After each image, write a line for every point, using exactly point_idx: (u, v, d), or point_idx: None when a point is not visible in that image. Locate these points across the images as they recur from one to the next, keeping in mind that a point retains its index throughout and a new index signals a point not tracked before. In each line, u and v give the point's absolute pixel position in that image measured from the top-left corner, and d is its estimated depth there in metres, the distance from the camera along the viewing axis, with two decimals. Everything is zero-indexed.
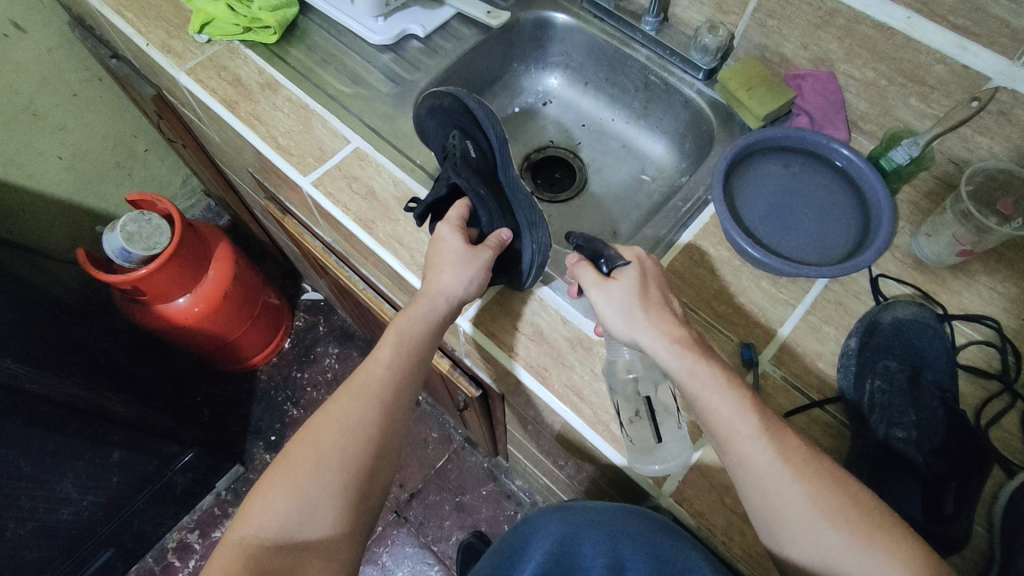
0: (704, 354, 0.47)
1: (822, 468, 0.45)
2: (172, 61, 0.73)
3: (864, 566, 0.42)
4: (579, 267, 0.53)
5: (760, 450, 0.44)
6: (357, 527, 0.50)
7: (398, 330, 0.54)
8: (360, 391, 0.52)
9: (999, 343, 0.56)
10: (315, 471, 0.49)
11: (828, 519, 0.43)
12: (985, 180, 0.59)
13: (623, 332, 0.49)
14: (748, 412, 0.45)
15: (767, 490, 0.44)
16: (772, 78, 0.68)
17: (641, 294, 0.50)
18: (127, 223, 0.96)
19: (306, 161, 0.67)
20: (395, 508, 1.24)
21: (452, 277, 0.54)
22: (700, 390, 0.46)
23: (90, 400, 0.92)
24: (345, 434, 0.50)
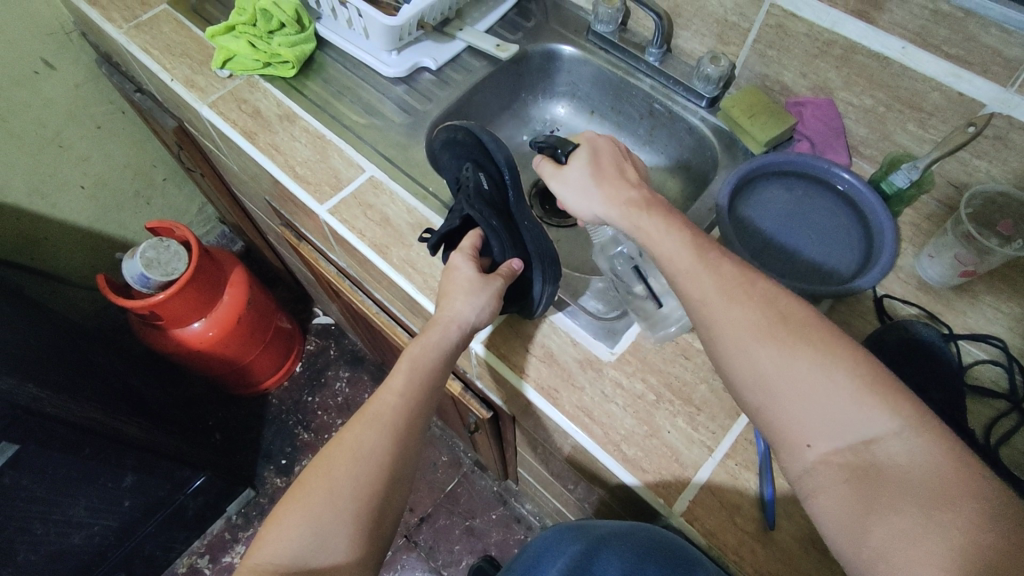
0: (648, 206, 0.54)
1: (783, 313, 0.45)
2: (194, 95, 0.77)
3: (794, 374, 0.43)
4: (542, 164, 0.63)
5: (692, 281, 0.48)
6: (370, 554, 0.50)
7: (411, 358, 0.56)
8: (373, 420, 0.53)
9: (1006, 363, 0.57)
10: (329, 498, 0.49)
11: (756, 338, 0.45)
12: (985, 203, 0.61)
13: (584, 209, 0.59)
14: (688, 251, 0.50)
15: (700, 316, 0.47)
16: (774, 106, 0.70)
17: (592, 170, 0.59)
18: (147, 249, 0.99)
19: (322, 189, 0.69)
20: (404, 532, 1.23)
21: (464, 305, 0.56)
22: (655, 246, 0.52)
23: (106, 424, 0.93)
24: (358, 462, 0.51)
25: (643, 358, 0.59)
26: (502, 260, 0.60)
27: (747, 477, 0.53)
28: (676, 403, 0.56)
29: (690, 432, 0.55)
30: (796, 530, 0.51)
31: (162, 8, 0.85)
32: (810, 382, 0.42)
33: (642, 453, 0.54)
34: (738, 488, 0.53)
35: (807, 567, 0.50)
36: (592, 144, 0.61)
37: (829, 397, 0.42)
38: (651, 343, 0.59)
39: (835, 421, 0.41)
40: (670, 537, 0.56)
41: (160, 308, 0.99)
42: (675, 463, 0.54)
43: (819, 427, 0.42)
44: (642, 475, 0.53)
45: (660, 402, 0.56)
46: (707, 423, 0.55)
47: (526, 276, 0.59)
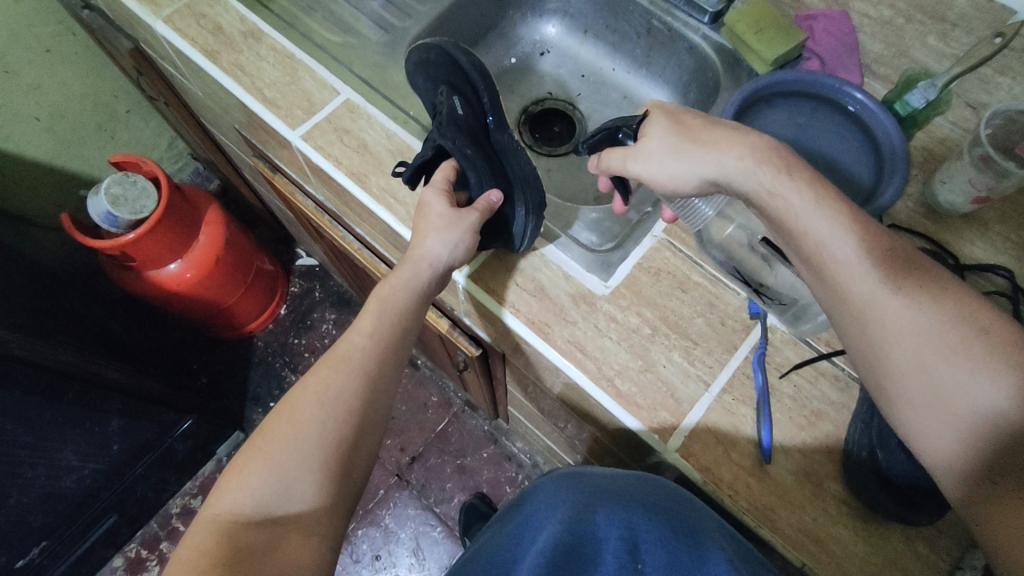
0: (782, 161, 0.44)
1: (940, 293, 0.39)
2: (147, 9, 0.69)
3: (975, 396, 0.37)
4: (608, 156, 0.52)
5: (860, 275, 0.40)
6: (339, 500, 0.48)
7: (380, 299, 0.53)
8: (341, 362, 0.51)
9: (1012, 293, 0.55)
10: (294, 444, 0.47)
11: (936, 350, 0.38)
12: (1005, 122, 0.56)
13: (686, 175, 0.47)
14: (852, 240, 0.40)
15: (863, 318, 0.40)
16: (782, 20, 0.64)
17: (677, 129, 0.48)
18: (112, 186, 0.93)
19: (294, 113, 0.64)
20: (396, 471, 1.24)
21: (437, 242, 0.52)
22: (783, 206, 0.42)
23: (84, 367, 0.90)
24: (326, 406, 0.49)
25: (639, 291, 0.56)
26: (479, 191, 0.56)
27: (744, 412, 0.51)
28: (673, 337, 0.54)
29: (686, 366, 0.53)
30: (792, 464, 0.50)
31: None
32: (957, 378, 0.38)
33: (636, 389, 0.52)
34: (734, 422, 0.51)
35: (802, 500, 0.49)
36: (659, 108, 0.51)
37: (980, 401, 0.37)
38: (646, 276, 0.56)
39: (977, 423, 0.37)
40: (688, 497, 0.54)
41: (132, 248, 0.95)
42: (671, 400, 0.52)
43: (952, 424, 0.38)
44: (635, 409, 0.52)
45: (656, 336, 0.54)
46: (704, 357, 0.53)
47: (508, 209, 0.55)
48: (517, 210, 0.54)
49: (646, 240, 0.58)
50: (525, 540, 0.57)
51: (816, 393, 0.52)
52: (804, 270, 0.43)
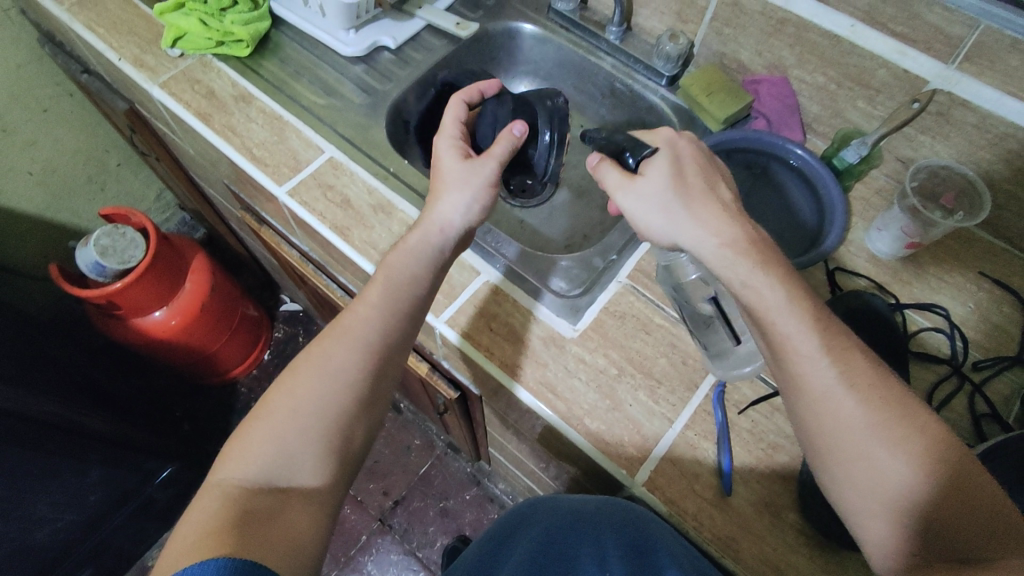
0: (758, 256, 0.45)
1: (891, 394, 0.42)
2: (144, 75, 0.74)
3: (912, 488, 0.40)
4: (603, 168, 0.53)
5: (821, 371, 0.42)
6: (339, 474, 0.49)
7: (387, 268, 0.53)
8: (343, 335, 0.51)
9: (948, 330, 0.60)
10: (294, 417, 0.47)
11: (884, 442, 0.41)
12: (929, 176, 0.63)
13: (665, 232, 0.50)
14: (814, 335, 0.43)
15: (817, 407, 0.42)
16: (731, 83, 0.71)
17: (676, 187, 0.49)
18: (101, 237, 0.96)
19: (281, 171, 0.68)
20: (379, 516, 1.24)
21: (452, 201, 0.55)
22: (756, 298, 0.45)
23: (66, 417, 0.92)
24: (327, 379, 0.49)
25: (606, 333, 0.60)
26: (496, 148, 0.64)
27: (706, 446, 0.55)
28: (638, 377, 0.58)
29: (651, 405, 0.56)
30: (751, 495, 0.53)
31: None
32: (902, 474, 0.40)
33: (604, 426, 0.56)
34: (696, 456, 0.54)
35: (762, 530, 0.52)
36: (672, 148, 0.52)
37: (918, 497, 0.40)
38: (612, 319, 0.61)
39: (912, 515, 0.40)
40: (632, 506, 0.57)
41: (117, 297, 0.97)
42: (637, 436, 0.55)
43: (892, 514, 0.40)
44: (604, 447, 0.55)
45: (622, 376, 0.58)
46: (668, 396, 0.57)
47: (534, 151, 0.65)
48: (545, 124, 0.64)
49: (612, 285, 0.62)
50: (501, 556, 0.64)
51: (771, 427, 0.56)
52: (769, 358, 0.46)
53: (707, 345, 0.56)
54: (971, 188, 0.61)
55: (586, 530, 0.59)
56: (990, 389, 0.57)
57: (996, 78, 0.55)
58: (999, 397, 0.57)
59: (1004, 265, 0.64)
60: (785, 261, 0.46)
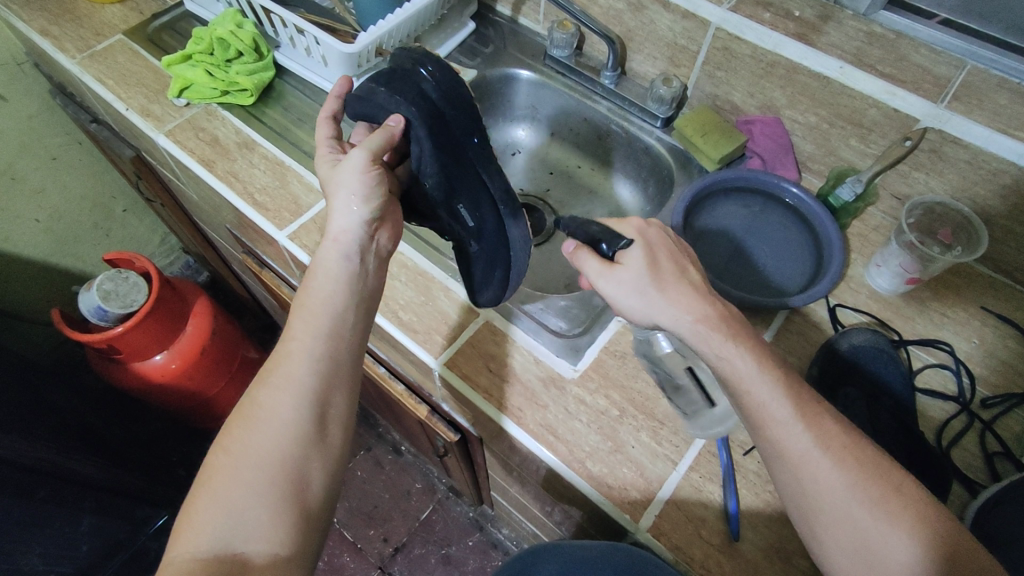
0: (730, 329, 0.46)
1: (863, 454, 0.43)
2: (150, 124, 0.76)
3: (896, 550, 0.41)
4: (581, 256, 0.52)
5: (797, 436, 0.43)
6: (303, 521, 0.45)
7: (303, 298, 0.51)
8: (269, 378, 0.48)
9: (953, 366, 0.59)
10: (234, 473, 0.43)
11: (865, 505, 0.41)
12: (925, 213, 0.63)
13: (641, 316, 0.49)
14: (788, 403, 0.44)
15: (797, 474, 0.43)
16: (725, 124, 0.72)
17: (652, 272, 0.49)
18: (104, 282, 0.97)
19: (282, 215, 0.69)
20: (380, 564, 1.20)
21: (340, 205, 0.53)
22: (729, 369, 0.45)
23: (58, 464, 0.90)
24: (266, 426, 0.45)
25: (606, 374, 0.59)
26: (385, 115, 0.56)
27: (711, 489, 0.53)
28: (640, 417, 0.57)
29: (653, 447, 0.55)
30: (760, 540, 0.51)
31: (118, 37, 0.84)
32: (881, 533, 0.41)
33: (607, 469, 0.54)
34: (702, 500, 0.53)
35: None
36: (644, 237, 0.51)
37: (897, 555, 0.40)
38: (613, 359, 0.60)
39: None
40: (635, 549, 0.57)
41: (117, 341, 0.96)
42: (641, 479, 0.54)
43: None
44: (607, 490, 0.53)
45: (624, 418, 0.57)
46: (670, 437, 0.56)
47: (422, 91, 0.55)
48: (417, 67, 0.55)
49: (611, 324, 0.62)
50: None
51: None
52: (745, 426, 0.46)
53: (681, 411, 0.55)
54: (967, 224, 0.61)
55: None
56: (1001, 426, 0.56)
57: (986, 116, 0.56)
58: (1010, 434, 0.56)
59: (1005, 299, 0.64)
60: (754, 335, 0.47)
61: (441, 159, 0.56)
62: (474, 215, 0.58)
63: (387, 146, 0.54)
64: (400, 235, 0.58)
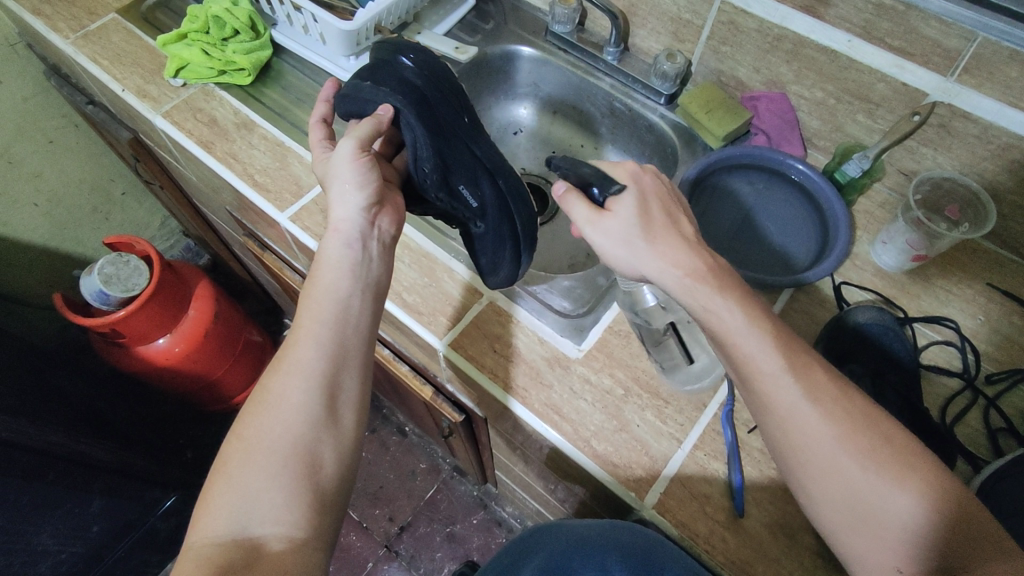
0: (718, 282, 0.46)
1: (855, 407, 0.43)
2: (148, 105, 0.75)
3: (885, 501, 0.41)
4: (571, 201, 0.51)
5: (786, 388, 0.43)
6: (320, 500, 0.45)
7: (312, 285, 0.51)
8: (278, 365, 0.48)
9: (959, 343, 0.59)
10: (247, 459, 0.44)
11: (855, 456, 0.42)
12: (932, 188, 0.63)
13: (629, 265, 0.49)
14: (777, 354, 0.44)
15: (788, 428, 0.43)
16: (729, 101, 0.71)
17: (641, 222, 0.49)
18: (104, 266, 0.96)
19: (283, 197, 0.68)
20: (385, 542, 1.22)
21: (339, 198, 0.52)
22: (717, 323, 0.45)
23: (68, 447, 0.91)
24: (276, 412, 0.46)
25: (610, 353, 0.59)
26: (373, 108, 0.55)
27: (716, 467, 0.53)
28: (645, 397, 0.57)
29: (658, 425, 0.55)
30: (764, 516, 0.52)
31: (111, 16, 0.83)
32: (873, 486, 0.41)
33: (612, 448, 0.55)
34: (707, 477, 0.53)
35: (777, 552, 0.50)
36: (637, 184, 0.51)
37: (888, 505, 0.41)
38: (617, 339, 0.60)
39: (887, 528, 0.41)
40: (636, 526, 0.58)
41: (120, 325, 0.96)
42: (646, 457, 0.54)
43: (870, 527, 0.41)
44: (612, 469, 0.54)
45: (629, 397, 0.57)
46: (675, 415, 0.56)
47: (405, 79, 0.56)
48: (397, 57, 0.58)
49: (616, 304, 0.62)
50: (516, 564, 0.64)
51: None
52: (735, 379, 0.46)
53: (655, 360, 0.57)
54: (975, 200, 0.61)
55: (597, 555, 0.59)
56: (1006, 402, 0.56)
57: (996, 89, 0.55)
58: (1014, 410, 0.56)
59: (1011, 276, 0.63)
60: (744, 286, 0.47)
61: (434, 142, 0.54)
62: (475, 193, 0.58)
63: (377, 134, 0.53)
64: (404, 218, 0.57)
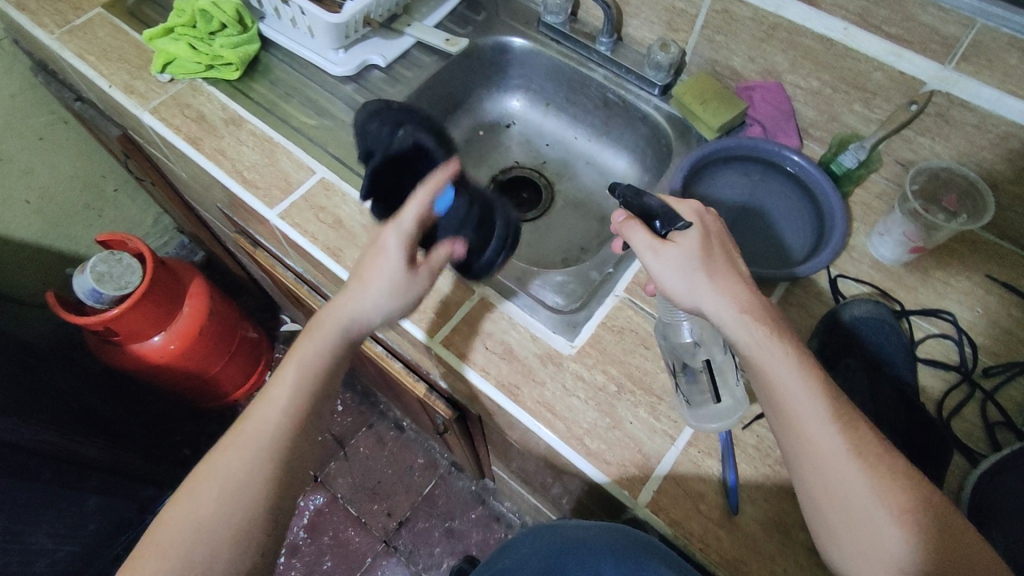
0: (774, 325, 0.46)
1: (896, 463, 0.44)
2: (134, 101, 0.74)
3: (910, 557, 0.41)
4: (633, 228, 0.50)
5: (827, 433, 0.44)
6: (258, 556, 0.49)
7: (302, 346, 0.53)
8: (252, 421, 0.51)
9: (956, 336, 0.58)
10: (205, 508, 0.48)
11: (889, 510, 0.42)
12: (930, 178, 0.62)
13: (685, 299, 0.48)
14: (824, 402, 0.44)
15: (824, 471, 0.43)
16: (724, 91, 0.70)
17: (705, 258, 0.48)
18: (97, 264, 0.95)
19: (272, 193, 0.68)
20: (384, 538, 1.22)
21: (376, 291, 0.53)
22: (766, 365, 0.45)
23: (62, 446, 0.91)
24: (240, 467, 0.49)
25: (603, 349, 0.58)
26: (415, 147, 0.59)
27: (710, 464, 0.53)
28: (638, 393, 0.56)
29: (652, 422, 0.55)
30: (759, 514, 0.51)
31: (97, 11, 0.81)
32: (902, 541, 0.42)
33: (605, 446, 0.54)
34: (701, 475, 0.53)
35: (771, 549, 0.50)
36: (702, 223, 0.50)
37: (884, 540, 0.42)
38: (611, 334, 0.59)
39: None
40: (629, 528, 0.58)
41: (114, 323, 0.96)
42: (639, 454, 0.54)
43: None
44: (605, 467, 0.53)
45: (622, 393, 0.56)
46: (669, 412, 0.55)
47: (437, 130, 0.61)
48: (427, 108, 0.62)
49: (609, 300, 0.61)
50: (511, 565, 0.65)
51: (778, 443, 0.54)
52: (771, 416, 0.47)
53: (682, 397, 0.53)
54: (972, 190, 0.60)
55: (592, 556, 0.60)
56: (1003, 396, 0.55)
57: (995, 77, 0.54)
58: (1012, 404, 0.55)
59: (1010, 267, 0.62)
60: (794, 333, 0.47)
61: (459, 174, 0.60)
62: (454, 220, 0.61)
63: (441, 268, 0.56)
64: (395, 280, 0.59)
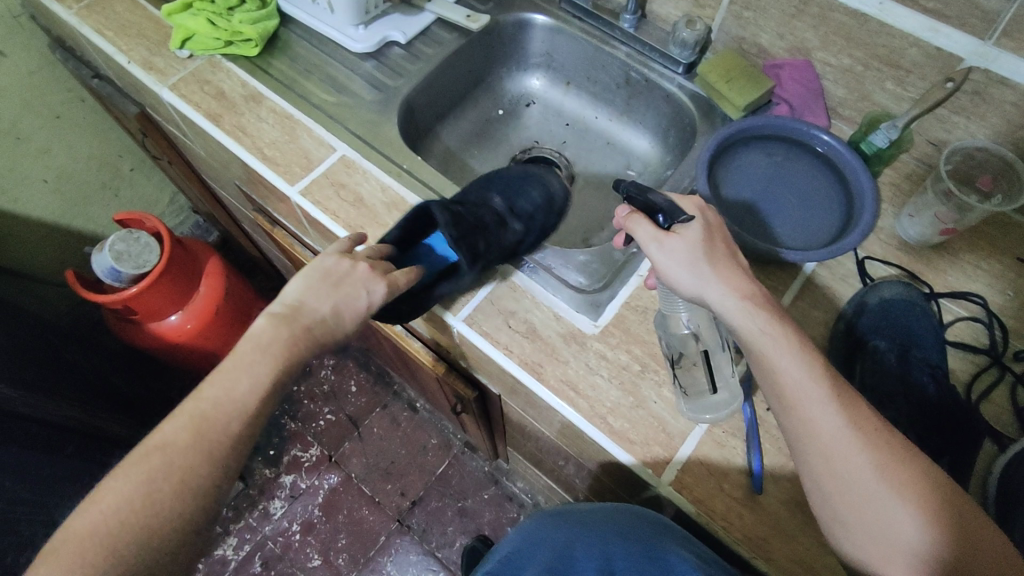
0: (775, 312, 0.46)
1: (895, 441, 0.43)
2: (154, 77, 0.73)
3: (917, 534, 0.41)
4: (636, 220, 0.50)
5: (829, 416, 0.43)
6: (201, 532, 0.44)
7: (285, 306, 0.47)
8: (224, 382, 0.44)
9: (985, 319, 0.57)
10: (158, 466, 0.41)
11: (893, 488, 0.42)
12: (964, 158, 0.61)
13: (689, 287, 0.47)
14: (825, 384, 0.44)
15: (830, 455, 0.43)
16: (751, 69, 0.69)
17: (706, 246, 0.48)
18: (116, 243, 0.96)
19: (293, 170, 0.67)
20: (397, 516, 1.23)
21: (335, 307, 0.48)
22: (769, 349, 0.44)
23: (84, 422, 0.92)
24: (207, 430, 0.43)
25: (627, 329, 0.58)
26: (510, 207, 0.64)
27: (735, 444, 0.53)
28: (662, 372, 0.56)
29: (676, 402, 0.55)
30: (784, 494, 0.51)
31: None
32: (906, 518, 0.41)
33: (629, 425, 0.54)
34: (725, 455, 0.52)
35: (796, 529, 0.50)
36: (703, 217, 0.50)
37: (893, 521, 0.42)
38: (634, 314, 0.59)
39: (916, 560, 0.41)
40: (643, 507, 0.61)
41: (133, 302, 0.97)
42: (663, 434, 0.53)
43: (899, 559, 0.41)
44: (629, 446, 0.53)
45: (646, 373, 0.56)
46: None
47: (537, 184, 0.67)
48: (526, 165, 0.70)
49: (632, 279, 0.60)
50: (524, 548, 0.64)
51: None
52: (772, 402, 0.46)
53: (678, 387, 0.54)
54: (1010, 168, 0.59)
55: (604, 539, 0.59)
56: None
57: None
58: None
59: None
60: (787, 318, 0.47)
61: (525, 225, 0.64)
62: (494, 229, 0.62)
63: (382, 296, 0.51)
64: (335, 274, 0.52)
